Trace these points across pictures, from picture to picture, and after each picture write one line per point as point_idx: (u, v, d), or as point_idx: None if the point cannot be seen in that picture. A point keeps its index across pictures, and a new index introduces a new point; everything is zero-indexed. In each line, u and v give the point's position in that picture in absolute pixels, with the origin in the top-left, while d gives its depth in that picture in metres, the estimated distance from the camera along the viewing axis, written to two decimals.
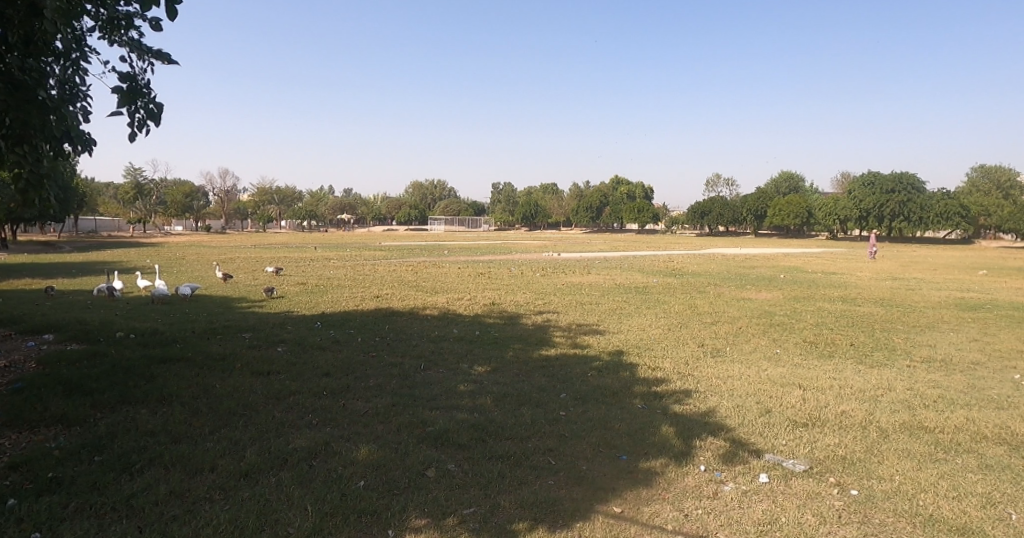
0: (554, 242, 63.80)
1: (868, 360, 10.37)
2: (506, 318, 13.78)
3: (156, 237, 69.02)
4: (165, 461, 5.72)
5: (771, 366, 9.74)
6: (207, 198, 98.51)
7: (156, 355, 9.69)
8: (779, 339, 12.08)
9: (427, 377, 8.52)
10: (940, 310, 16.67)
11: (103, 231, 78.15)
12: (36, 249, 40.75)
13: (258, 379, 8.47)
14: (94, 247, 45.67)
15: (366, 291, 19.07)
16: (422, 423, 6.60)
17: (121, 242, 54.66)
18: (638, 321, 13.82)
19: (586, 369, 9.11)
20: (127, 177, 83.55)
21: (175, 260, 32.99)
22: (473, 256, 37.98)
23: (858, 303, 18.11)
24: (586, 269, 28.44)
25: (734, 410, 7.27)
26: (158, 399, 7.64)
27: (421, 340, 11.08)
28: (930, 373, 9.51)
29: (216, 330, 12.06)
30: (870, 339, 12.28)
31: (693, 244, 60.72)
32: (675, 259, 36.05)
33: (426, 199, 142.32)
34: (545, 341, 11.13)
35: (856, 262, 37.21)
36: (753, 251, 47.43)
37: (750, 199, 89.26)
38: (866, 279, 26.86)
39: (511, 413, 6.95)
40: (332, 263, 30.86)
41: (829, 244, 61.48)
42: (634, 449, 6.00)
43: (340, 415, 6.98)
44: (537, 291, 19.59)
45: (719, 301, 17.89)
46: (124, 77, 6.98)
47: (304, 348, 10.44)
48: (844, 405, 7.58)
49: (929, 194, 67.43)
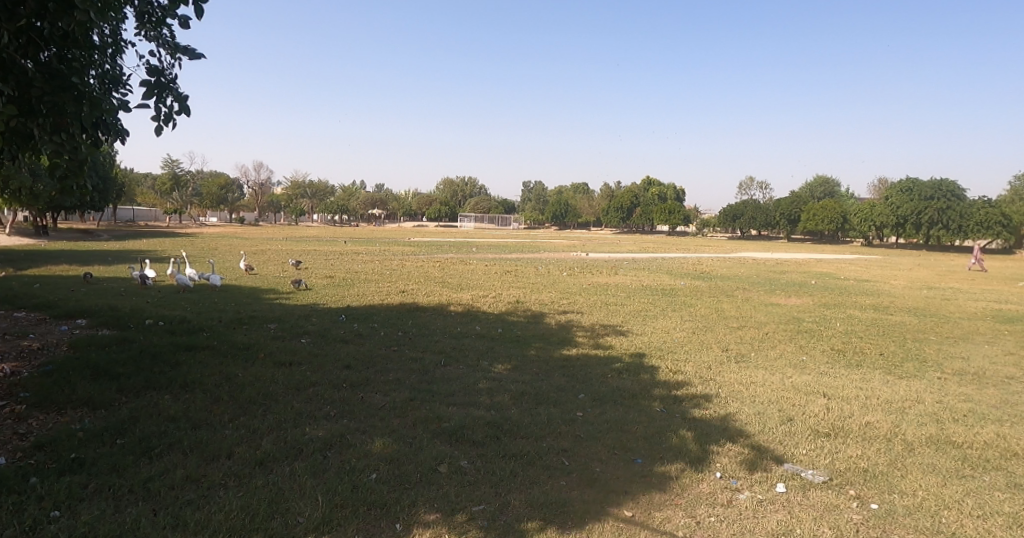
0: (581, 241, 63.56)
1: (899, 371, 10.08)
2: (529, 317, 13.76)
3: (191, 228, 70.63)
4: (183, 447, 5.86)
5: (797, 373, 9.53)
6: (241, 191, 100.67)
7: (183, 343, 9.92)
8: (806, 345, 11.84)
9: (447, 373, 8.55)
10: (976, 322, 16.14)
11: (140, 221, 80.36)
12: (77, 237, 42.10)
13: (280, 369, 8.61)
14: (133, 237, 47.00)
15: (392, 285, 19.25)
16: (438, 419, 6.62)
17: (159, 232, 56.17)
18: (662, 323, 13.67)
19: (606, 370, 9.03)
20: (165, 168, 85.78)
21: (209, 250, 33.85)
22: (499, 253, 38.00)
23: (890, 312, 17.67)
24: (612, 270, 28.24)
25: (755, 416, 7.14)
26: (181, 386, 7.82)
27: (443, 336, 11.13)
28: (962, 386, 9.21)
29: (242, 320, 12.30)
30: (902, 349, 11.94)
31: (723, 247, 59.69)
32: (703, 262, 35.64)
33: (455, 196, 143.16)
34: (567, 341, 11.08)
35: (890, 270, 36.25)
36: (785, 256, 46.54)
37: (783, 203, 87.66)
38: (901, 287, 26.17)
39: (528, 412, 6.93)
40: (361, 257, 31.25)
41: (864, 251, 59.91)
42: (650, 453, 5.92)
43: (357, 407, 7.05)
44: (562, 290, 19.54)
45: (746, 305, 17.62)
46: (152, 71, 7.17)
47: (327, 340, 10.57)
48: (869, 416, 7.38)
49: (971, 201, 65.29)
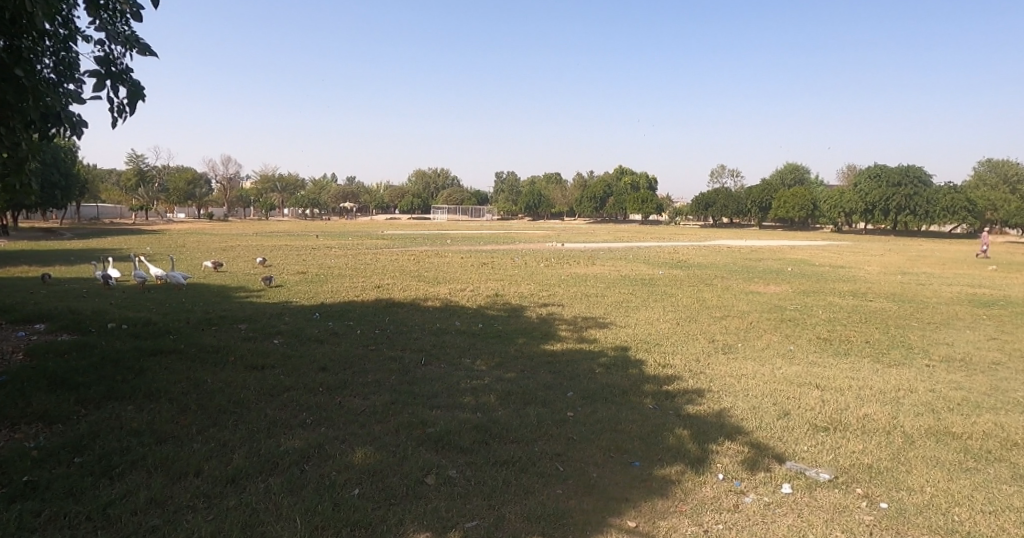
0: (557, 231, 63.37)
1: (886, 359, 9.99)
2: (510, 311, 13.42)
3: (158, 224, 68.73)
4: (147, 465, 5.41)
5: (786, 364, 9.37)
6: (209, 186, 98.22)
7: (147, 347, 9.36)
8: (791, 334, 11.73)
9: (429, 373, 8.16)
10: (953, 307, 16.28)
11: (104, 218, 77.98)
12: (36, 236, 40.51)
13: (252, 374, 8.14)
14: (95, 234, 45.38)
15: (368, 280, 18.74)
16: (422, 424, 6.25)
17: (124, 229, 54.45)
18: (645, 314, 13.46)
19: (594, 365, 8.75)
20: (129, 164, 83.31)
21: (176, 247, 32.77)
22: (476, 245, 37.53)
23: (869, 298, 17.77)
24: (590, 260, 28.02)
25: (750, 411, 6.92)
26: (145, 395, 7.31)
27: (422, 333, 10.72)
28: (950, 373, 9.15)
29: (211, 321, 11.73)
30: (886, 336, 11.90)
31: (698, 235, 60.06)
32: (681, 250, 35.69)
33: (430, 188, 141.93)
34: (551, 335, 10.76)
35: (862, 256, 36.71)
36: (759, 243, 46.97)
37: (755, 191, 88.64)
38: (876, 272, 26.46)
39: (517, 413, 6.59)
40: (334, 251, 30.56)
41: (835, 237, 60.84)
42: (648, 454, 5.64)
43: (335, 413, 6.65)
44: (542, 282, 19.23)
45: (727, 294, 17.53)
46: (102, 60, 6.63)
47: (301, 341, 10.09)
48: (864, 407, 7.23)
49: (936, 187, 66.76)
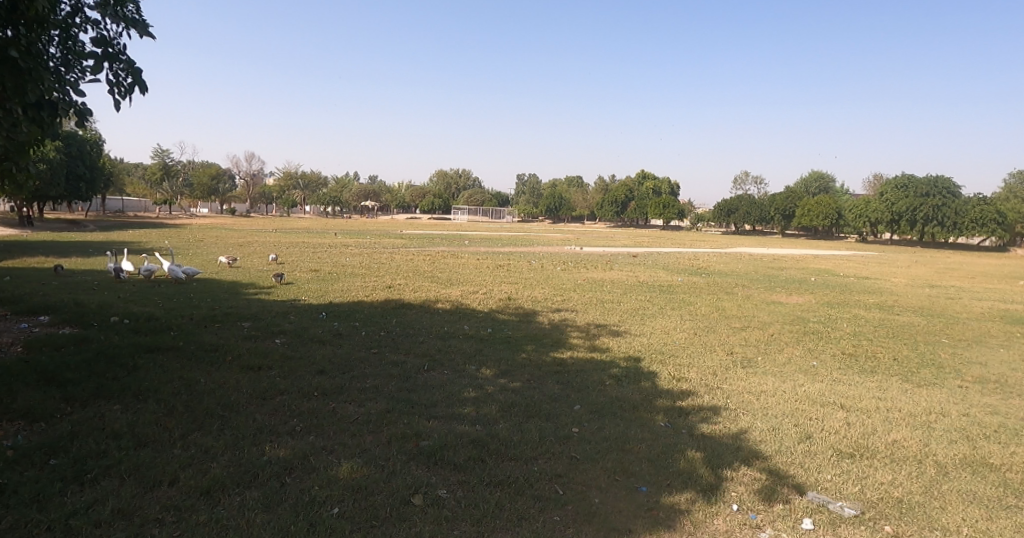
0: (574, 235, 62.79)
1: (915, 378, 9.42)
2: (520, 315, 13.04)
3: (182, 218, 69.62)
4: (122, 472, 5.12)
5: (809, 381, 8.83)
6: (231, 182, 99.35)
7: (145, 344, 9.11)
8: (814, 348, 11.18)
9: (430, 380, 7.80)
10: (985, 323, 15.54)
11: (130, 211, 79.20)
12: (62, 227, 41.04)
13: (247, 375, 7.84)
14: (119, 227, 45.96)
15: (379, 280, 18.47)
16: (415, 436, 5.88)
17: (147, 222, 55.16)
18: (660, 322, 12.99)
19: (604, 376, 8.32)
20: (155, 159, 84.55)
21: (194, 242, 32.96)
22: (492, 247, 37.21)
23: (896, 311, 17.08)
24: (607, 265, 27.49)
25: (769, 433, 6.45)
26: (134, 395, 7.03)
27: (428, 337, 10.38)
28: (986, 396, 8.57)
29: (215, 318, 11.50)
30: (915, 353, 11.29)
31: (719, 241, 59.21)
32: (700, 257, 35.04)
33: (449, 188, 142.35)
34: (560, 343, 10.35)
35: (889, 267, 35.64)
36: (781, 251, 45.94)
37: (778, 198, 87.28)
38: (903, 284, 25.61)
39: (517, 427, 6.20)
40: (350, 249, 30.42)
41: (859, 247, 59.47)
42: (655, 479, 5.22)
43: (326, 421, 6.32)
44: (555, 286, 18.82)
45: (747, 303, 16.96)
46: (98, 41, 6.45)
47: (302, 341, 9.80)
48: (894, 433, 6.71)
49: (967, 198, 64.96)
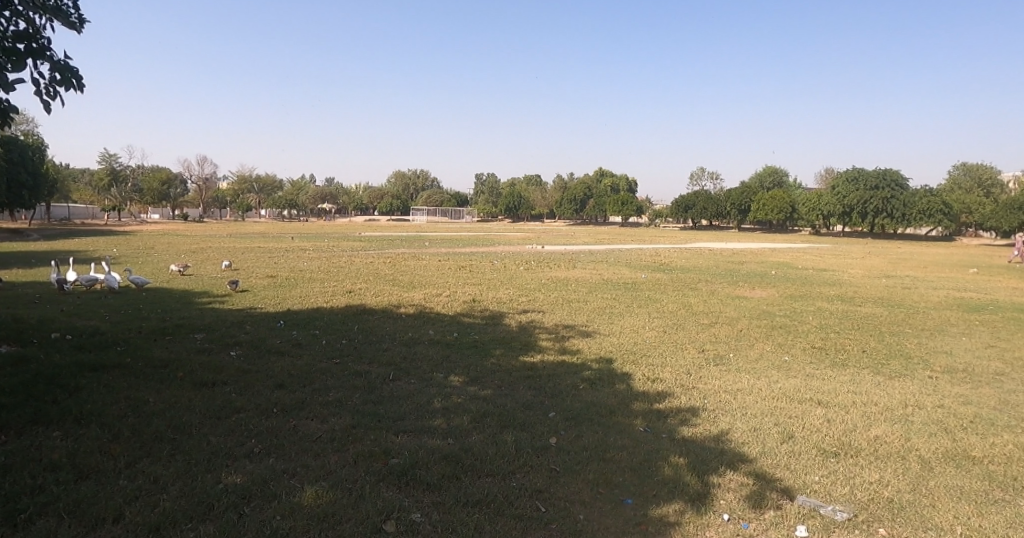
0: (537, 234, 62.66)
1: (885, 371, 9.45)
2: (488, 318, 12.70)
3: (131, 225, 66.84)
4: (59, 509, 4.59)
5: (783, 377, 8.75)
6: (183, 186, 95.94)
7: (88, 361, 8.38)
8: (784, 343, 11.17)
9: (396, 390, 7.40)
10: (943, 312, 15.92)
11: (73, 218, 75.59)
12: (1, 237, 38.88)
13: (199, 392, 7.29)
14: (62, 235, 43.71)
15: (340, 285, 17.84)
16: (384, 454, 5.50)
17: (91, 230, 52.60)
18: (630, 321, 12.83)
19: (578, 379, 8.06)
20: (101, 163, 81.10)
21: (143, 250, 31.46)
22: (454, 247, 36.68)
23: (857, 302, 17.37)
24: (571, 263, 27.36)
25: (751, 434, 6.29)
26: (75, 418, 6.40)
27: (393, 344, 9.96)
28: (955, 386, 8.65)
29: (165, 331, 10.80)
30: (882, 344, 11.41)
31: (679, 237, 59.88)
32: (662, 253, 35.30)
33: (410, 189, 140.83)
34: (531, 345, 10.06)
35: (845, 259, 36.54)
36: (740, 246, 46.70)
37: (735, 194, 88.99)
38: (860, 276, 26.19)
39: (493, 439, 5.88)
40: (308, 254, 29.49)
41: (814, 240, 60.97)
42: (642, 490, 4.98)
43: (287, 441, 5.87)
44: (522, 287, 18.53)
45: (714, 299, 16.98)
46: (18, 36, 6.02)
47: (259, 353, 9.26)
48: (873, 429, 6.64)
49: (913, 191, 67.49)
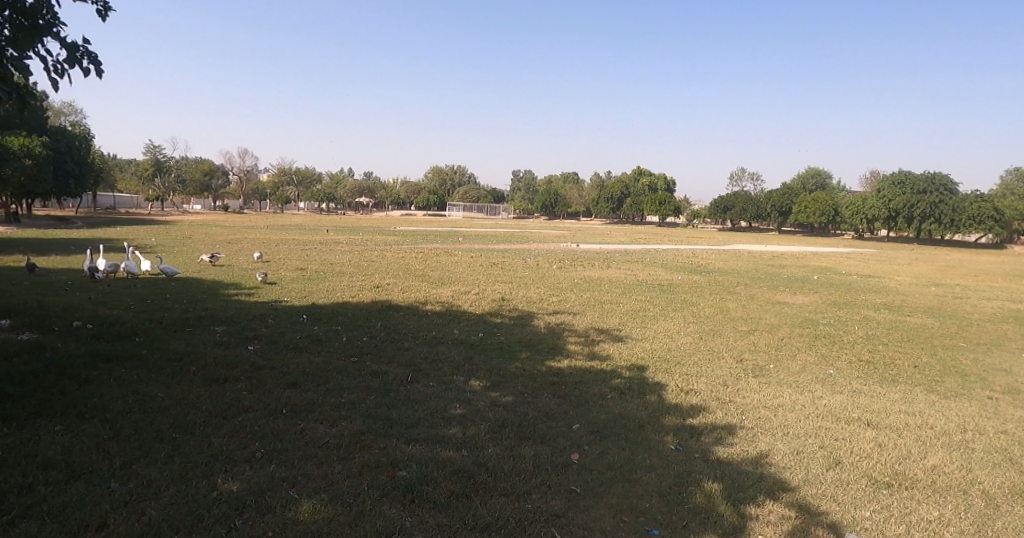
0: (570, 232, 61.87)
1: (939, 389, 8.70)
2: (515, 318, 12.27)
3: (173, 215, 68.56)
4: (43, 513, 4.34)
5: (828, 393, 8.10)
6: (224, 178, 98.13)
7: (104, 352, 8.23)
8: (829, 354, 10.45)
9: (412, 394, 7.02)
10: (999, 325, 14.87)
11: (120, 208, 78.04)
12: (50, 224, 40.16)
13: (209, 389, 7.04)
14: (107, 224, 44.87)
15: (367, 280, 17.65)
16: (391, 465, 5.12)
17: (135, 219, 53.99)
18: (663, 325, 12.25)
19: (605, 388, 7.58)
20: (147, 154, 83.57)
21: (181, 239, 31.99)
22: (486, 244, 36.32)
23: (906, 312, 16.40)
24: (604, 262, 26.76)
25: (794, 458, 5.72)
26: (79, 412, 6.20)
27: (414, 343, 9.61)
28: (1020, 409, 7.89)
29: (187, 322, 10.68)
30: (936, 359, 10.60)
31: (716, 238, 58.39)
32: (698, 254, 34.34)
33: (445, 185, 141.47)
34: (557, 349, 9.60)
35: (890, 265, 34.96)
36: (779, 249, 45.15)
37: (774, 195, 86.58)
38: (907, 283, 24.92)
39: (509, 452, 5.45)
40: (340, 247, 29.54)
41: (857, 244, 58.78)
42: (669, 519, 4.51)
43: (292, 446, 5.54)
44: (552, 286, 18.05)
45: (752, 304, 16.23)
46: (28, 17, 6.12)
47: (277, 348, 9.01)
48: (931, 457, 6.00)
49: (964, 195, 64.58)
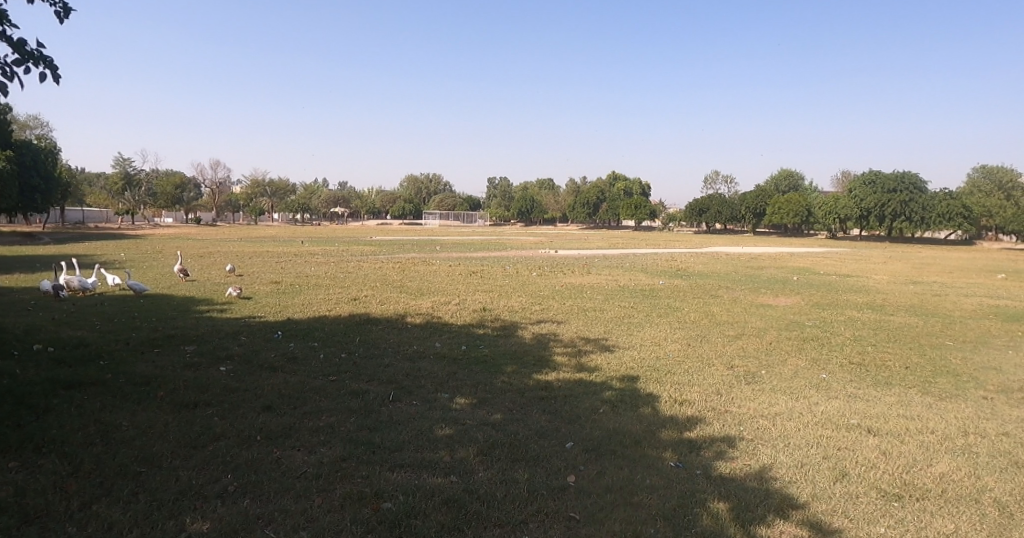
0: (549, 238, 61.65)
1: (933, 390, 8.58)
2: (499, 329, 11.93)
3: (143, 229, 66.85)
4: None
5: (823, 398, 7.91)
6: (196, 190, 96.24)
7: (63, 378, 7.70)
8: (819, 357, 10.30)
9: (395, 415, 6.64)
10: (981, 322, 14.92)
11: (88, 223, 76.00)
12: (13, 241, 38.74)
13: (178, 415, 6.58)
14: (73, 239, 43.45)
15: (345, 292, 17.16)
16: (376, 496, 4.76)
17: (103, 234, 52.50)
18: (650, 333, 12.01)
19: (598, 401, 7.30)
20: (115, 168, 81.60)
21: (151, 254, 31.00)
22: (465, 252, 35.96)
23: (888, 311, 16.42)
24: (585, 268, 26.54)
25: (798, 471, 5.48)
26: (34, 446, 5.70)
27: (396, 358, 9.21)
28: (1016, 409, 7.79)
29: (155, 342, 10.13)
30: (925, 359, 10.51)
31: (694, 241, 58.64)
32: (678, 258, 34.33)
33: (422, 193, 140.62)
34: (544, 360, 9.29)
35: (867, 264, 35.37)
36: (757, 250, 45.41)
37: (749, 197, 87.61)
38: (885, 282, 25.12)
39: (502, 476, 5.13)
40: (316, 258, 28.87)
41: (832, 244, 59.53)
42: None
43: (268, 476, 5.14)
44: (534, 294, 17.74)
45: (736, 307, 16.09)
46: None
47: (251, 368, 8.55)
48: (937, 465, 5.81)
49: (932, 193, 65.93)
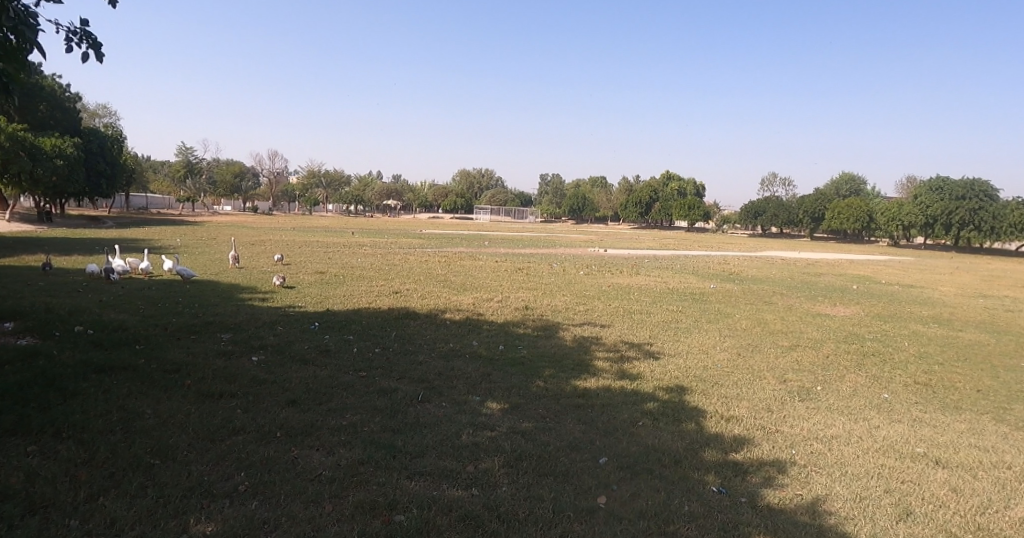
0: (598, 236, 60.80)
1: (1011, 418, 7.73)
2: (537, 329, 11.54)
3: (204, 216, 69.45)
4: None
5: (886, 422, 7.21)
6: (254, 180, 99.45)
7: (98, 362, 7.74)
8: (882, 375, 9.50)
9: (421, 417, 6.35)
10: None
11: (153, 209, 79.53)
12: (82, 224, 40.67)
13: (202, 406, 6.47)
14: (138, 224, 45.37)
15: (386, 285, 17.08)
16: (389, 507, 4.47)
17: (167, 220, 54.73)
18: (697, 340, 11.39)
19: (636, 413, 6.83)
20: (180, 156, 85.15)
21: (207, 241, 31.91)
22: (512, 248, 35.69)
23: (958, 327, 15.22)
24: (632, 269, 25.84)
25: (856, 506, 4.90)
26: (56, 431, 5.66)
27: (429, 356, 8.95)
28: None
29: (194, 329, 10.19)
30: (1002, 382, 9.56)
31: (748, 244, 56.71)
32: (729, 261, 33.13)
33: (471, 188, 141.26)
34: (583, 365, 8.86)
35: (933, 274, 33.30)
36: (814, 256, 43.47)
37: (807, 201, 84.30)
38: (953, 294, 23.48)
39: (525, 493, 4.76)
40: (363, 250, 29.09)
41: (895, 252, 56.55)
42: None
43: (280, 477, 4.91)
44: (577, 293, 17.26)
45: (791, 316, 15.20)
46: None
47: (282, 360, 8.44)
48: (1018, 508, 5.12)
49: (1006, 202, 61.85)
